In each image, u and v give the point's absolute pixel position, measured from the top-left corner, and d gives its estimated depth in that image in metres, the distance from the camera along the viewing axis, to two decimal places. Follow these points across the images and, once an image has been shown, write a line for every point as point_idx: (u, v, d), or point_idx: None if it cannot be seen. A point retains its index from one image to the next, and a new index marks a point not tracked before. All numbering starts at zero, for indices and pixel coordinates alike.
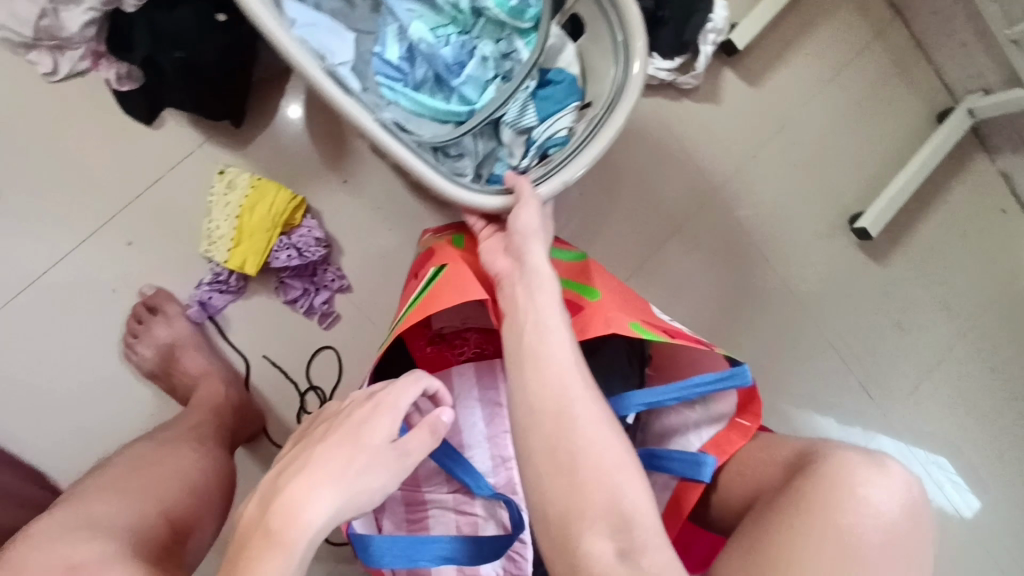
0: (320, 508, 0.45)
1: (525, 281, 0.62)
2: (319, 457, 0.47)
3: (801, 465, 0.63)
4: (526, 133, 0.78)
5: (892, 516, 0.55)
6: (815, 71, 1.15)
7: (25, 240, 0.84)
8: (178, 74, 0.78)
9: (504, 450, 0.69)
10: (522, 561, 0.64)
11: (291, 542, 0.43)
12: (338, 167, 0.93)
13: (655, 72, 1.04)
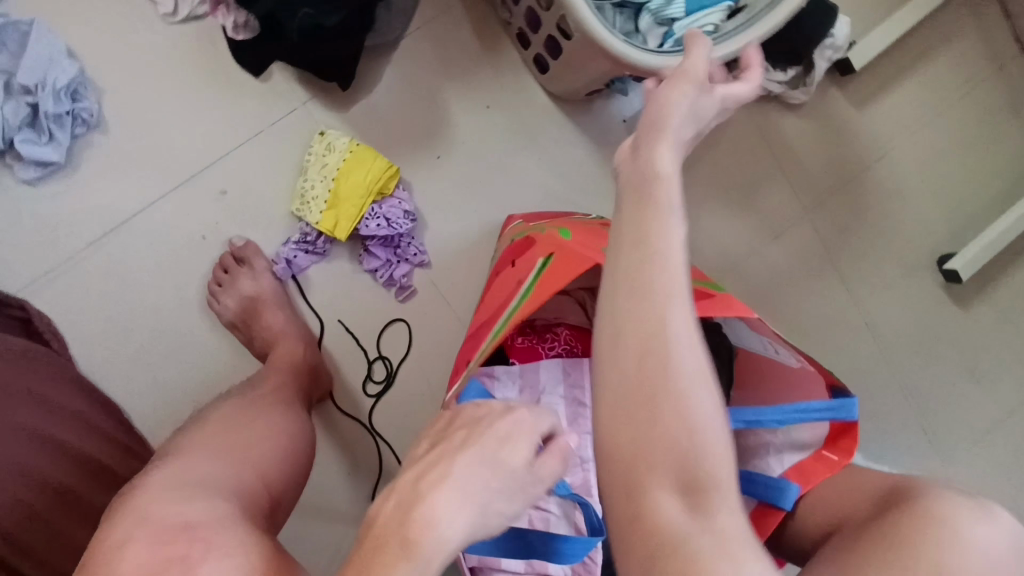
0: (456, 524, 0.38)
1: (646, 145, 0.44)
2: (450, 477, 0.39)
3: (892, 497, 0.60)
4: (666, 25, 0.77)
5: (997, 560, 0.51)
6: (929, 99, 1.10)
7: (123, 176, 0.84)
8: (301, 34, 0.75)
9: (584, 452, 0.68)
10: (593, 565, 0.64)
11: (425, 557, 0.37)
12: (434, 142, 0.92)
13: (767, 83, 1.00)
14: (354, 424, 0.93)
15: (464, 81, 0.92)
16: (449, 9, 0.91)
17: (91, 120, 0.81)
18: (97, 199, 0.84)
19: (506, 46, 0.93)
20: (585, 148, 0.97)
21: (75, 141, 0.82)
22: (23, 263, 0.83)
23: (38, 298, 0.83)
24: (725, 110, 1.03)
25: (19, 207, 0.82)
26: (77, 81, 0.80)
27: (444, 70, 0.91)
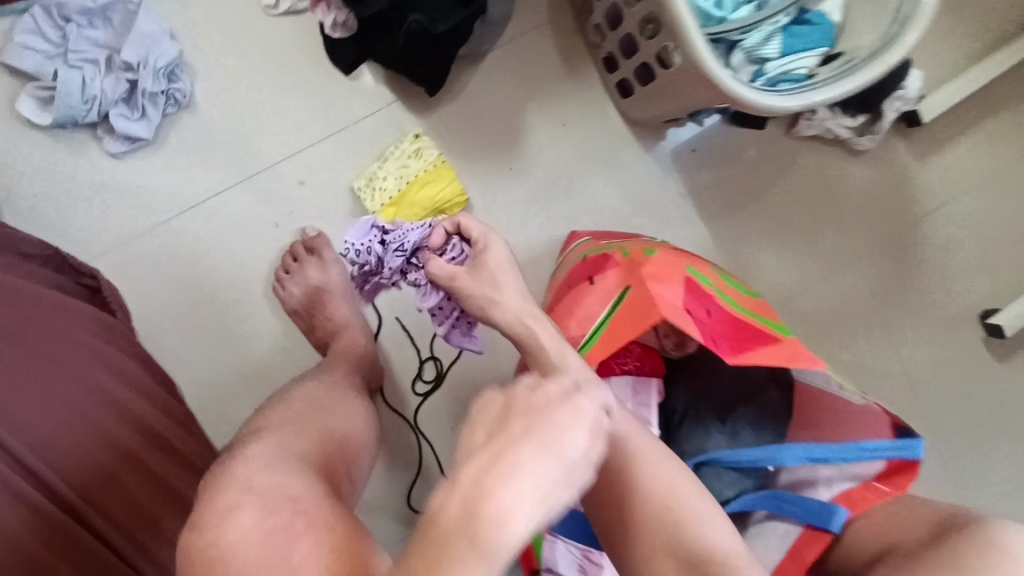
0: (522, 512, 0.35)
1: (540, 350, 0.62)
2: (521, 465, 0.36)
3: (952, 521, 0.57)
4: (758, 64, 0.78)
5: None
6: (990, 158, 1.11)
7: (205, 156, 0.86)
8: (408, 38, 0.76)
9: None
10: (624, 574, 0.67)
11: (495, 553, 0.34)
12: (507, 153, 0.94)
13: (835, 127, 1.01)
14: (398, 422, 0.94)
15: (542, 97, 0.93)
16: (537, 26, 0.92)
17: (182, 100, 0.83)
18: (176, 178, 0.85)
19: (586, 66, 0.94)
20: (650, 172, 0.99)
21: (164, 119, 0.83)
22: (97, 232, 0.83)
23: (107, 268, 0.84)
24: (791, 148, 1.03)
25: (100, 178, 0.83)
26: (175, 63, 0.82)
27: (524, 84, 0.93)
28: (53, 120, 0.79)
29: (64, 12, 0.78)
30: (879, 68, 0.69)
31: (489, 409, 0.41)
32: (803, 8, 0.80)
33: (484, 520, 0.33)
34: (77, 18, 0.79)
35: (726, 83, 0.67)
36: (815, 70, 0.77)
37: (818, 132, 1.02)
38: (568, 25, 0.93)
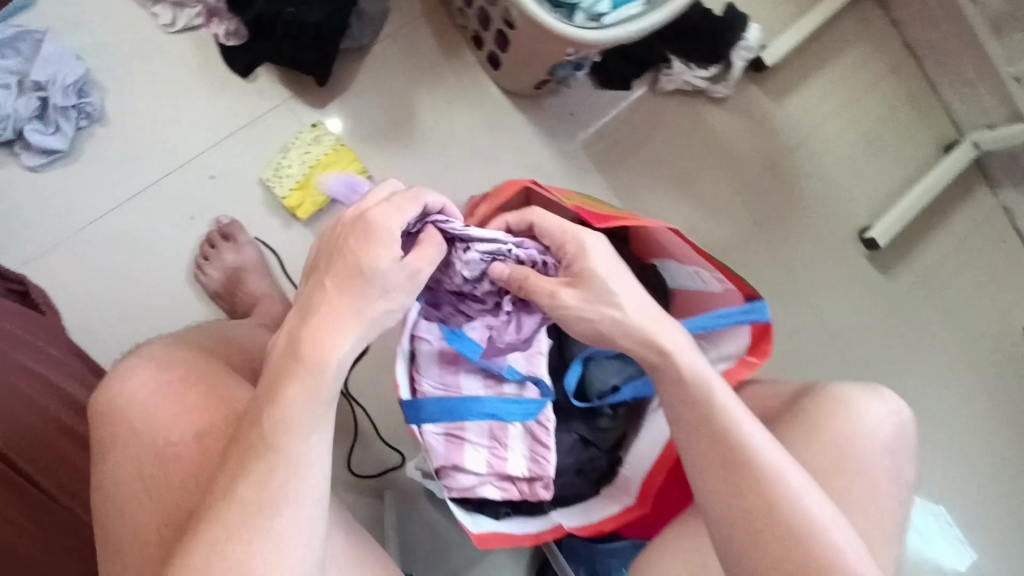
0: (341, 344, 0.57)
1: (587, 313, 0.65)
2: (339, 309, 0.57)
3: (801, 389, 0.74)
4: (597, 21, 0.88)
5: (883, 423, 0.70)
6: (835, 95, 1.26)
7: (120, 164, 0.94)
8: (286, 27, 0.89)
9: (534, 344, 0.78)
10: (546, 434, 0.75)
11: (320, 363, 0.56)
12: (402, 132, 1.04)
13: (692, 80, 1.15)
14: None
15: (427, 81, 1.04)
16: (414, 19, 1.04)
17: (93, 114, 0.92)
18: (95, 185, 0.93)
19: (463, 50, 1.06)
20: (535, 135, 1.10)
21: (78, 133, 0.92)
22: (25, 242, 0.91)
23: (37, 273, 0.90)
24: (659, 104, 1.16)
25: (24, 192, 0.91)
26: (83, 81, 0.91)
27: (410, 72, 1.04)
28: None
29: None
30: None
31: (338, 258, 0.59)
32: None
33: (316, 349, 0.56)
34: None
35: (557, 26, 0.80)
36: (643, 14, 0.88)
37: (678, 87, 1.16)
38: (441, 17, 1.05)
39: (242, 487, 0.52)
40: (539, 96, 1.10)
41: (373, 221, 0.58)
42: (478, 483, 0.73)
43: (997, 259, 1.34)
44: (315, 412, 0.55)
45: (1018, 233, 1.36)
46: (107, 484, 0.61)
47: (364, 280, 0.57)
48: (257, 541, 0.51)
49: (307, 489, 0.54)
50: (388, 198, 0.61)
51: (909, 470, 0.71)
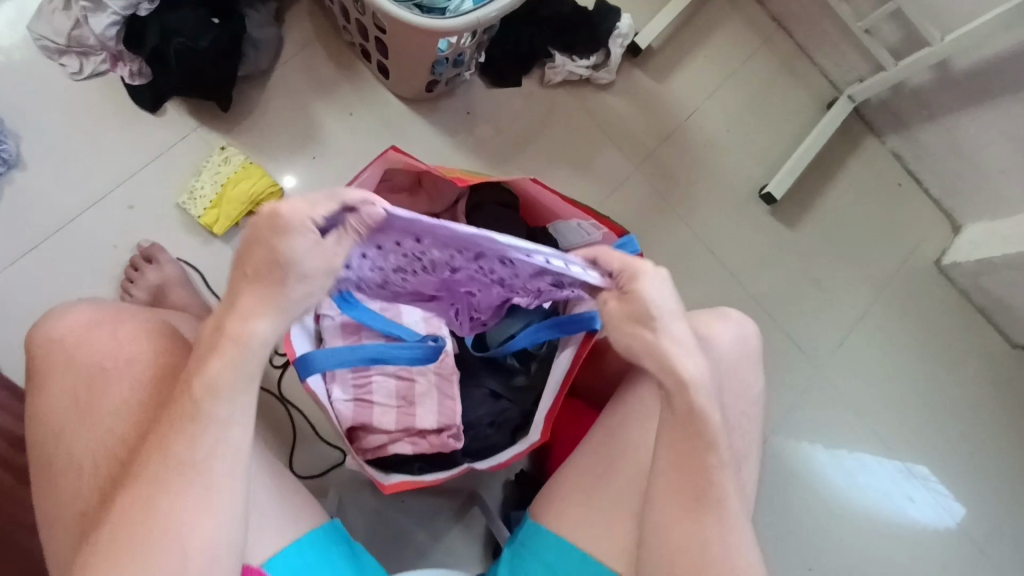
0: (259, 327, 0.55)
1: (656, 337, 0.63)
2: (250, 303, 0.55)
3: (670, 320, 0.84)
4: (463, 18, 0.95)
5: (735, 339, 0.80)
6: (715, 69, 1.37)
7: (41, 203, 1.00)
8: (177, 57, 0.97)
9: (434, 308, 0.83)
10: (451, 387, 0.80)
11: (240, 347, 0.55)
12: (309, 146, 1.11)
13: (575, 69, 1.25)
14: (265, 395, 1.03)
15: (327, 97, 1.13)
16: (308, 45, 1.14)
17: (10, 160, 0.99)
18: (17, 226, 0.99)
19: (357, 67, 1.15)
20: (436, 136, 1.19)
21: None
22: None
23: None
24: (549, 95, 1.26)
25: None
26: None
27: (310, 91, 1.13)
28: None
29: None
30: None
31: (254, 251, 0.54)
32: None
33: (238, 323, 0.55)
34: None
35: (417, 20, 0.89)
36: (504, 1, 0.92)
37: (565, 77, 1.26)
38: (333, 39, 1.15)
39: (179, 449, 0.54)
40: (435, 100, 1.19)
41: (286, 228, 0.53)
42: (389, 441, 0.78)
43: (894, 198, 1.43)
44: (244, 384, 0.56)
45: (910, 174, 1.45)
46: (41, 414, 0.62)
47: (282, 266, 0.54)
48: (191, 500, 0.54)
49: (237, 454, 0.56)
50: (306, 197, 0.54)
51: (759, 377, 0.82)
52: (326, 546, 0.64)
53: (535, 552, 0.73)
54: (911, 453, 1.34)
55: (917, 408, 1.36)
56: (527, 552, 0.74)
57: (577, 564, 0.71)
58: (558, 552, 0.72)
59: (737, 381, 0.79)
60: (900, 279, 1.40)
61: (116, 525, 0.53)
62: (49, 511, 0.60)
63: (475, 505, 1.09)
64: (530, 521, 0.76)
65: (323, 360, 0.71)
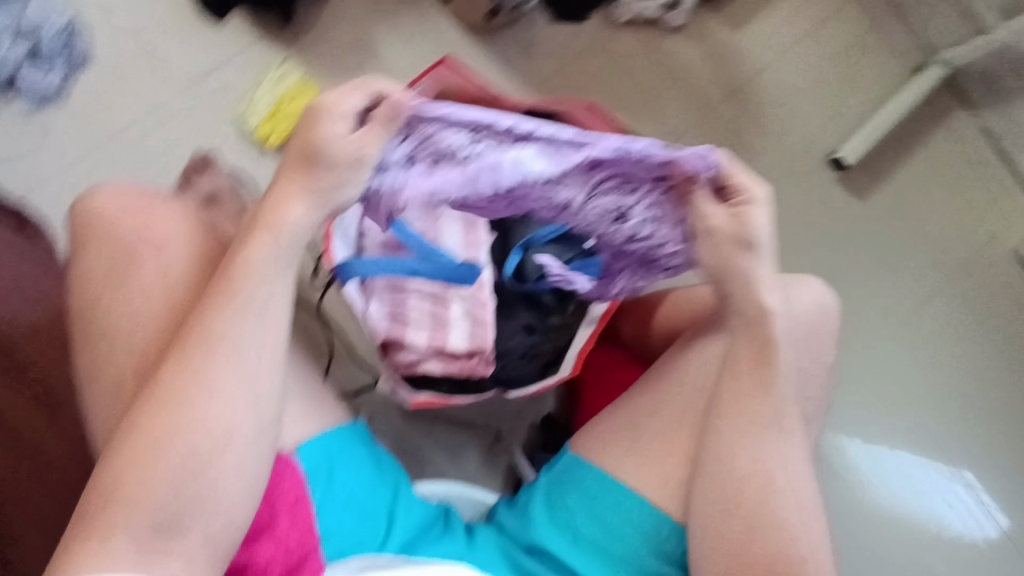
0: (299, 214, 0.58)
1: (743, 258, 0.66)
2: (291, 192, 0.58)
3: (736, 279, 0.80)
4: None
5: (811, 305, 0.74)
6: (797, 21, 1.28)
7: (105, 103, 1.03)
8: None
9: (477, 235, 0.81)
10: (484, 314, 0.79)
11: (280, 232, 0.58)
12: (366, 69, 1.10)
13: (645, 9, 1.19)
14: (305, 313, 1.04)
15: (388, 20, 1.11)
16: None
17: (80, 58, 1.02)
18: (82, 122, 1.02)
19: None
20: (495, 69, 1.15)
21: (67, 76, 1.01)
22: (21, 175, 1.00)
23: (31, 204, 0.99)
24: (616, 36, 1.20)
25: (18, 129, 1.00)
26: (71, 28, 1.01)
27: (372, 12, 1.11)
28: None
29: None
30: None
31: (299, 140, 0.58)
32: None
33: (277, 211, 0.58)
34: None
35: None
36: None
37: (634, 17, 1.20)
38: None
39: (218, 325, 0.55)
40: (496, 31, 1.16)
41: (326, 120, 0.57)
42: (420, 358, 0.79)
43: (980, 177, 1.32)
44: (283, 266, 0.58)
45: (1003, 154, 1.33)
46: (86, 273, 0.64)
47: (323, 156, 0.57)
48: (227, 373, 0.55)
49: (271, 336, 0.57)
50: (341, 87, 0.58)
51: (833, 352, 0.75)
52: (348, 442, 0.67)
53: (575, 482, 0.70)
54: (962, 449, 1.26)
55: (975, 402, 1.28)
56: (565, 481, 0.71)
57: (611, 492, 0.68)
58: (599, 480, 0.69)
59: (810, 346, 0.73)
60: (975, 266, 1.31)
61: (154, 395, 0.54)
62: (91, 368, 0.63)
63: (501, 445, 1.08)
64: (572, 452, 0.73)
65: (359, 269, 0.73)
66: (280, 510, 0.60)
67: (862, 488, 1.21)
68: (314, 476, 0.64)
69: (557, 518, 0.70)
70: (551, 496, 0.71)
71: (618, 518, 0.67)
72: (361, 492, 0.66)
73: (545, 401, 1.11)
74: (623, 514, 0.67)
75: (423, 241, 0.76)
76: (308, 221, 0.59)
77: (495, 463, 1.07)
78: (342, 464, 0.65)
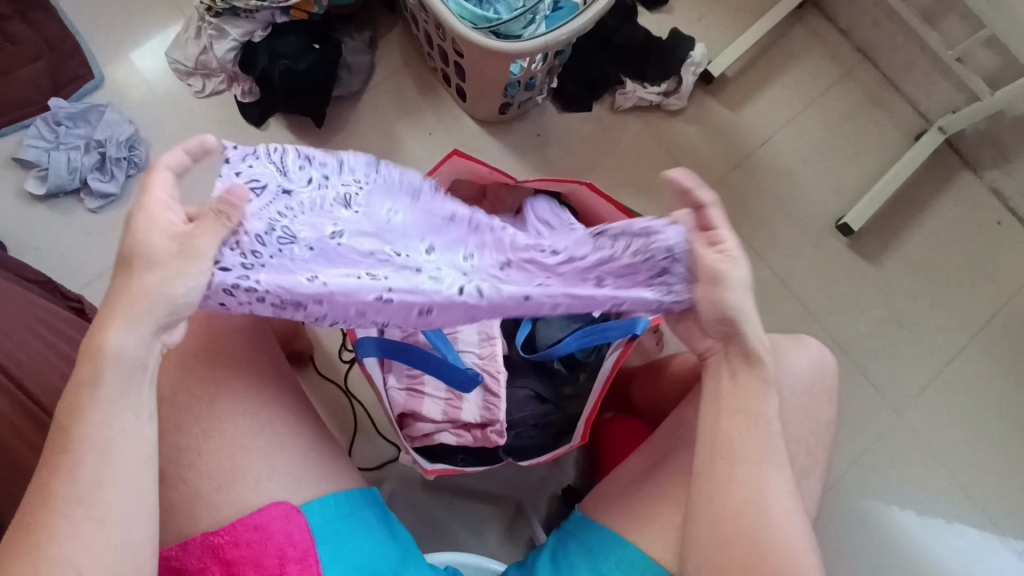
0: (121, 339, 0.54)
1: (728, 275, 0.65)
2: (119, 330, 0.53)
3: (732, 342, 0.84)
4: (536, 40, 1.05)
5: (807, 365, 0.77)
6: (793, 98, 1.35)
7: None
8: (281, 77, 1.12)
9: (490, 328, 0.85)
10: (497, 386, 0.83)
11: (104, 365, 0.54)
12: (389, 162, 1.21)
13: (645, 96, 1.29)
14: (331, 387, 1.10)
15: (409, 118, 1.23)
16: (396, 71, 1.25)
17: (139, 163, 1.15)
18: None
19: (439, 90, 1.25)
20: (506, 154, 1.25)
21: (127, 179, 1.15)
22: (85, 268, 1.12)
23: (94, 290, 1.11)
24: (618, 119, 1.30)
25: (84, 228, 1.13)
26: (133, 139, 1.16)
27: (396, 112, 1.23)
28: (47, 189, 1.12)
29: (56, 119, 1.14)
30: (598, 6, 0.99)
31: (120, 284, 0.54)
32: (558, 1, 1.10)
33: (98, 340, 0.54)
34: (65, 122, 1.14)
35: (490, 43, 0.97)
36: (582, 17, 0.99)
37: (635, 103, 1.29)
38: (418, 66, 1.25)
39: (56, 481, 0.54)
40: (507, 122, 1.26)
41: (163, 248, 0.54)
42: (435, 429, 0.83)
43: (994, 235, 1.33)
44: (125, 386, 0.55)
45: (1013, 212, 1.34)
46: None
47: (146, 263, 0.54)
48: (81, 538, 0.53)
49: (121, 474, 0.55)
50: (163, 209, 0.55)
51: (830, 404, 0.79)
52: (358, 501, 0.70)
53: (580, 539, 0.73)
54: (1006, 516, 1.21)
55: (1014, 467, 1.23)
56: (569, 541, 0.74)
57: (618, 552, 0.70)
58: (602, 539, 0.72)
59: (811, 404, 0.77)
60: (999, 324, 1.29)
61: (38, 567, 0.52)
62: None
63: (521, 518, 1.08)
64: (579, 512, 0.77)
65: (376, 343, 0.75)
66: (288, 564, 0.61)
67: (899, 558, 1.18)
68: (320, 534, 0.65)
69: None
70: (556, 556, 0.74)
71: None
72: (370, 548, 0.67)
73: (564, 472, 1.11)
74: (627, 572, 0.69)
75: (439, 337, 0.80)
76: (140, 353, 0.55)
77: (516, 537, 1.07)
78: (355, 523, 0.68)
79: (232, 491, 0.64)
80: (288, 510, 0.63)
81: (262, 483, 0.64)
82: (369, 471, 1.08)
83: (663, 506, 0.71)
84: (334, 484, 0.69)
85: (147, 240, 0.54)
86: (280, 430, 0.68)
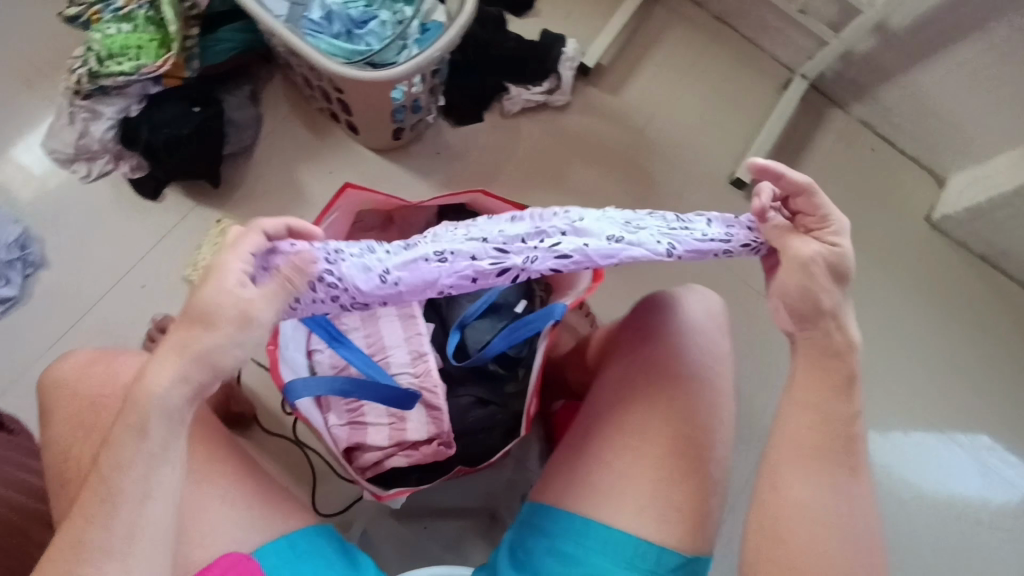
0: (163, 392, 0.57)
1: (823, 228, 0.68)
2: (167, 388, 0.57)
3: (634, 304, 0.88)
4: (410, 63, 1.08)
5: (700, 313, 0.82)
6: (668, 72, 1.43)
7: (66, 293, 1.13)
8: (167, 144, 1.10)
9: (419, 345, 0.86)
10: (437, 399, 0.84)
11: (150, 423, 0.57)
12: (296, 208, 1.22)
13: (531, 97, 1.34)
14: (281, 440, 1.09)
15: (309, 161, 1.24)
16: (286, 119, 1.26)
17: (35, 260, 1.13)
18: (48, 314, 1.11)
19: (332, 129, 1.27)
20: (410, 176, 1.28)
21: (26, 280, 1.12)
22: None
23: (14, 398, 1.07)
24: (511, 124, 1.34)
25: None
26: (24, 237, 1.13)
27: (294, 158, 1.24)
28: None
29: None
30: (463, 21, 1.03)
31: (173, 342, 0.58)
32: (424, 22, 1.13)
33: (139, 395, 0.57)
34: None
35: (366, 75, 1.00)
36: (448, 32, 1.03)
37: (523, 105, 1.34)
38: (307, 110, 1.27)
39: None
40: (405, 146, 1.29)
41: (223, 320, 0.57)
42: (384, 456, 0.84)
43: (872, 162, 1.45)
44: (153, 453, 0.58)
45: (884, 138, 1.47)
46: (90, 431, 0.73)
47: (201, 323, 0.57)
48: None
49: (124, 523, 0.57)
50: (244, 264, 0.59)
51: None
52: (314, 536, 0.70)
53: (534, 526, 0.75)
54: (940, 413, 1.31)
55: (937, 368, 1.34)
56: (525, 530, 0.77)
57: (573, 528, 0.72)
58: (555, 520, 0.74)
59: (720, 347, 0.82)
60: (894, 239, 1.41)
61: None
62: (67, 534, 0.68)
63: (497, 521, 1.10)
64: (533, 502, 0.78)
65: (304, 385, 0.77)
66: None
67: None
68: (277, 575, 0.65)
69: (521, 565, 0.74)
70: (514, 549, 0.76)
71: (580, 549, 0.71)
72: None
73: (529, 468, 1.13)
74: (585, 544, 0.71)
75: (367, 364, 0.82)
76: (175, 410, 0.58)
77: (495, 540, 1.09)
78: (311, 557, 0.68)
79: (180, 555, 0.64)
80: (238, 559, 0.64)
81: (209, 535, 0.65)
82: (334, 514, 1.07)
83: (630, 487, 0.73)
84: (286, 525, 0.69)
85: (214, 301, 0.57)
86: (219, 483, 0.68)
